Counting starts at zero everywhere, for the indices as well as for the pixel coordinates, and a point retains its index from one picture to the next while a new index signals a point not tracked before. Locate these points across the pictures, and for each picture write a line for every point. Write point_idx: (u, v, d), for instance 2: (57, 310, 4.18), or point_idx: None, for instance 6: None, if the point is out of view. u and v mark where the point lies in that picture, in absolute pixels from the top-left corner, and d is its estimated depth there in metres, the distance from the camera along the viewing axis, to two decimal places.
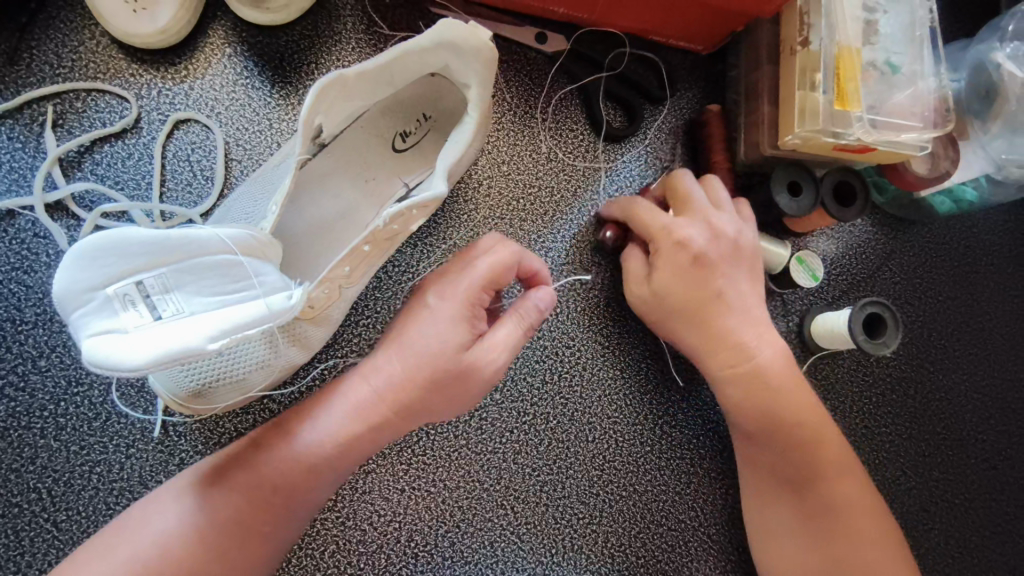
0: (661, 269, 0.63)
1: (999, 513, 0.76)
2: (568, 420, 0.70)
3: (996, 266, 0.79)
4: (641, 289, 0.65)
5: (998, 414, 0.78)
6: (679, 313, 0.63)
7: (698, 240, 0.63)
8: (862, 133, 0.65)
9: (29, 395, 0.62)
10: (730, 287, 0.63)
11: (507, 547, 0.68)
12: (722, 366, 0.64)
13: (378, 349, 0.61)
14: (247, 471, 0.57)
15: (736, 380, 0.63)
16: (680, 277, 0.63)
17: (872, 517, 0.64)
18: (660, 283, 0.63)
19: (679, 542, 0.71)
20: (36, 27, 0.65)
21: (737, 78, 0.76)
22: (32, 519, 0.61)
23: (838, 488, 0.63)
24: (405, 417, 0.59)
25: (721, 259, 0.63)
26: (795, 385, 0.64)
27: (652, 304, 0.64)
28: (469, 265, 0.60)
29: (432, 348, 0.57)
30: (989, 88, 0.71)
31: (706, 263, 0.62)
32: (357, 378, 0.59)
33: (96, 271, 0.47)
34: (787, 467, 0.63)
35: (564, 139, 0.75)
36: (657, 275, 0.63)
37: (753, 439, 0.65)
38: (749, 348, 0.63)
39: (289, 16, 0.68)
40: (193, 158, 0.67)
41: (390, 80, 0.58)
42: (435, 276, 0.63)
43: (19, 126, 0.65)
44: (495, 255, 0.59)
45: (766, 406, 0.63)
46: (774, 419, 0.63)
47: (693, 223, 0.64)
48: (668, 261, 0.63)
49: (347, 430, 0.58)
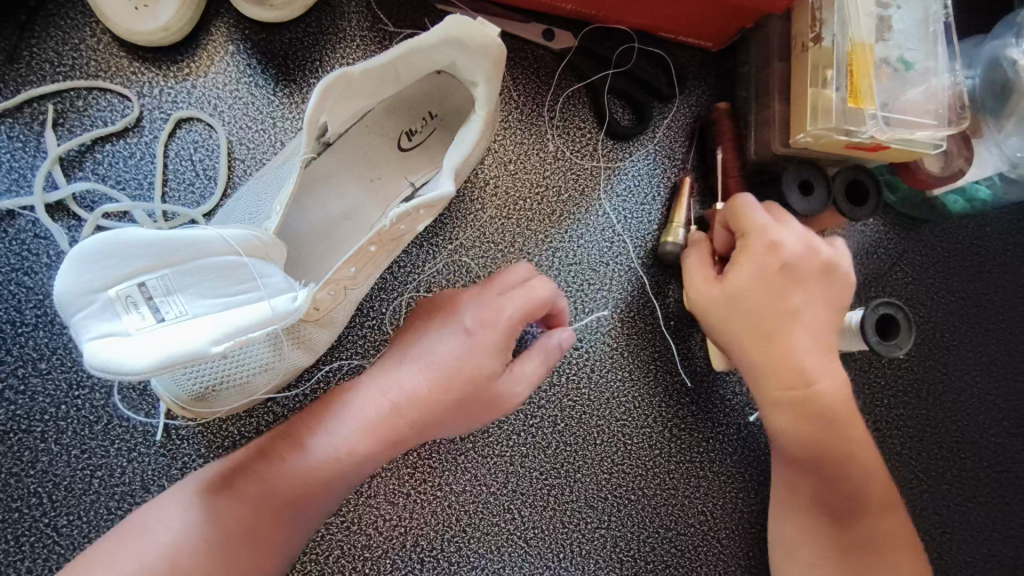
0: (740, 266, 0.60)
1: (1013, 516, 0.75)
2: (576, 422, 0.69)
3: (1011, 266, 0.78)
4: (710, 286, 0.62)
5: (1011, 416, 0.76)
6: (760, 322, 0.60)
7: (791, 244, 0.60)
8: (876, 131, 0.64)
9: (29, 398, 0.61)
10: (808, 305, 0.61)
11: (514, 552, 0.67)
12: (774, 387, 0.61)
13: (394, 361, 0.60)
14: (257, 479, 0.56)
15: (787, 402, 0.61)
16: (764, 283, 0.60)
17: (898, 534, 0.62)
18: (735, 277, 0.60)
19: (688, 547, 0.70)
20: (36, 25, 0.64)
21: (747, 75, 0.75)
22: (32, 524, 0.60)
23: (866, 508, 0.62)
24: (418, 428, 0.58)
25: (811, 276, 0.60)
26: (839, 405, 0.62)
27: (725, 295, 0.61)
28: (500, 293, 0.60)
29: (456, 367, 0.58)
30: (1004, 85, 0.70)
31: (793, 272, 0.60)
32: (373, 389, 0.59)
33: (98, 273, 0.46)
34: (810, 479, 0.63)
35: (572, 137, 0.73)
36: (737, 275, 0.60)
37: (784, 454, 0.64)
38: (805, 373, 0.61)
39: (293, 13, 0.67)
40: (196, 157, 0.66)
41: (396, 77, 0.57)
42: (456, 296, 0.62)
43: (20, 124, 0.64)
44: (530, 287, 0.60)
45: (802, 422, 0.62)
46: (812, 437, 0.62)
47: (790, 228, 0.61)
48: (756, 263, 0.60)
49: (361, 441, 0.57)
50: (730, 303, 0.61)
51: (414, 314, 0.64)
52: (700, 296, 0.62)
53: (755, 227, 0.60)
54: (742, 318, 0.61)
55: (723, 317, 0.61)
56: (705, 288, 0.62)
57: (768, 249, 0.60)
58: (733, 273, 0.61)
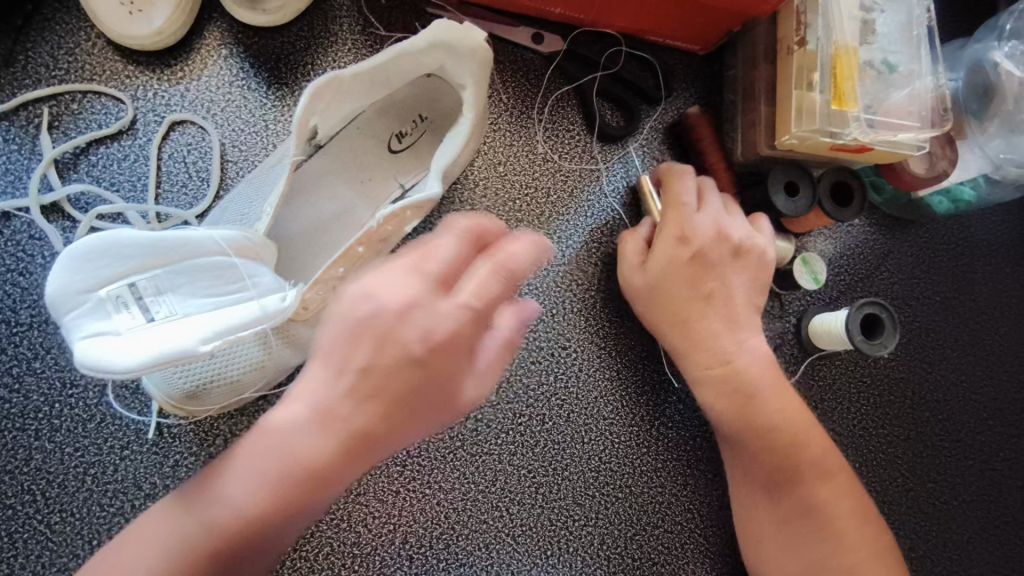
0: (659, 252, 0.66)
1: (996, 514, 0.76)
2: (563, 421, 0.70)
3: (994, 266, 0.79)
4: (637, 271, 0.67)
5: (996, 415, 0.77)
6: (683, 309, 0.65)
7: (702, 234, 0.65)
8: (859, 133, 0.65)
9: (23, 396, 0.62)
10: (726, 291, 0.65)
11: (502, 549, 0.67)
12: (699, 369, 0.65)
13: (313, 389, 0.49)
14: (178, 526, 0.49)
15: (741, 386, 0.64)
16: (676, 273, 0.65)
17: (861, 526, 0.63)
18: (655, 263, 0.66)
19: (675, 544, 0.71)
20: (32, 29, 0.65)
21: (734, 79, 0.76)
22: (26, 521, 0.60)
23: (825, 503, 0.63)
24: (349, 467, 0.50)
25: (723, 261, 0.65)
26: (773, 390, 0.64)
27: (646, 280, 0.66)
28: (440, 298, 0.48)
29: (400, 368, 0.48)
30: (987, 87, 0.72)
31: (704, 261, 0.65)
32: (295, 425, 0.49)
33: (89, 273, 0.47)
34: (765, 471, 0.63)
35: (560, 140, 0.74)
36: (653, 264, 0.66)
37: (732, 446, 0.65)
38: (727, 353, 0.64)
39: (285, 17, 0.68)
40: (188, 160, 0.67)
41: (387, 81, 0.58)
42: (383, 302, 0.48)
43: (15, 127, 0.65)
44: (480, 284, 0.48)
45: (743, 410, 0.64)
46: (750, 422, 0.64)
47: (706, 218, 0.66)
48: (668, 253, 0.65)
49: (283, 487, 0.49)
50: (651, 287, 0.66)
51: (337, 318, 0.49)
52: (626, 275, 0.68)
53: (674, 215, 0.66)
54: (660, 305, 0.66)
55: (648, 304, 0.66)
56: (631, 271, 0.67)
57: (678, 240, 0.65)
58: (654, 257, 0.66)
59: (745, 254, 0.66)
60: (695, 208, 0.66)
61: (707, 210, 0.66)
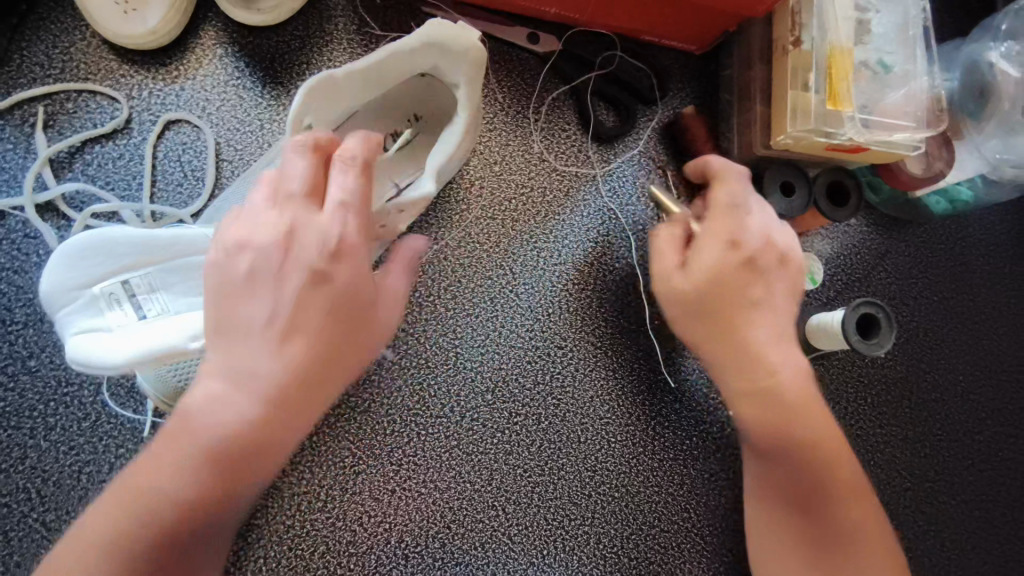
0: (705, 252, 0.59)
1: (995, 514, 0.75)
2: (559, 420, 0.70)
3: (991, 266, 0.79)
4: (676, 274, 0.60)
5: (994, 415, 0.77)
6: (724, 317, 0.58)
7: (752, 238, 0.59)
8: (854, 133, 0.65)
9: (18, 395, 0.62)
10: (772, 301, 0.59)
11: (498, 548, 0.67)
12: (737, 379, 0.59)
13: (238, 334, 0.47)
14: (111, 537, 0.43)
15: (783, 402, 0.58)
16: (724, 280, 0.58)
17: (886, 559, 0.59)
18: (703, 267, 0.59)
19: (672, 544, 0.71)
20: (27, 28, 0.65)
21: (730, 79, 0.76)
22: (21, 519, 0.60)
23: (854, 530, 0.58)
24: (293, 412, 0.48)
25: (772, 269, 0.59)
26: (811, 405, 0.59)
27: (688, 284, 0.59)
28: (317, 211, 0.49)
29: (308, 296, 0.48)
30: (982, 88, 0.72)
31: (757, 271, 0.58)
32: (222, 381, 0.47)
33: (82, 270, 0.48)
34: (797, 494, 0.59)
35: (556, 139, 0.74)
36: (697, 268, 0.59)
37: (769, 464, 0.60)
38: (774, 366, 0.58)
39: (280, 16, 0.68)
40: (184, 159, 0.67)
41: (380, 81, 0.58)
42: (249, 240, 0.48)
43: (10, 126, 0.65)
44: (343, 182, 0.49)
45: (774, 417, 0.58)
46: (787, 437, 0.58)
47: (758, 221, 0.60)
48: (718, 257, 0.58)
49: (228, 448, 0.46)
50: (692, 293, 0.59)
51: (211, 272, 0.48)
52: (665, 277, 0.61)
53: (723, 217, 0.60)
54: (713, 311, 0.59)
55: (686, 310, 0.60)
56: (670, 275, 0.61)
57: (728, 244, 0.59)
58: (697, 259, 0.59)
59: (794, 262, 0.60)
60: (744, 208, 0.60)
61: (756, 214, 0.60)
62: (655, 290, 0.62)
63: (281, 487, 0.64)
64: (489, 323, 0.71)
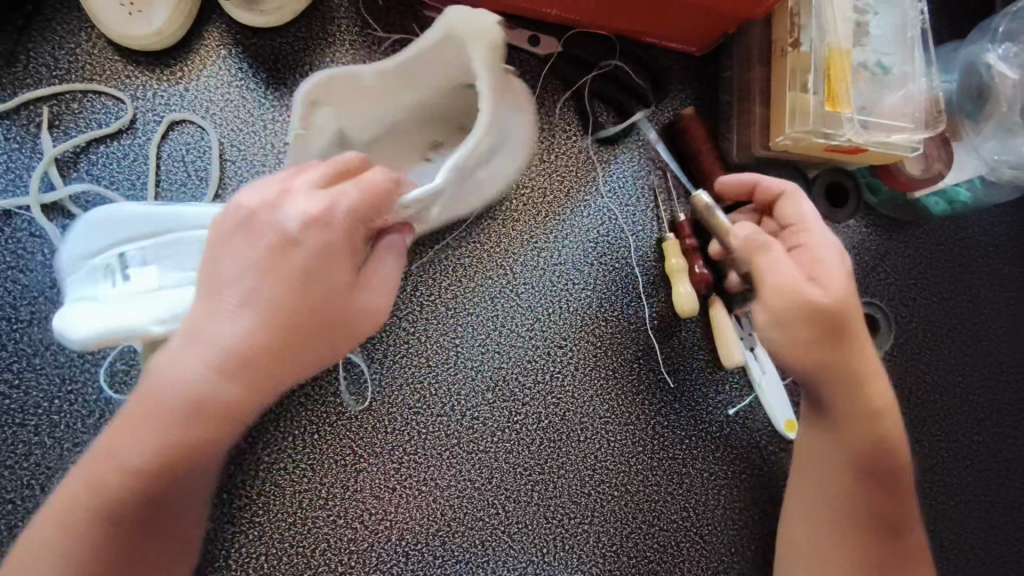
0: (834, 267, 0.56)
1: (993, 514, 0.76)
2: (560, 419, 0.71)
3: (990, 267, 0.80)
4: (816, 289, 0.55)
5: (992, 416, 0.78)
6: (847, 334, 0.56)
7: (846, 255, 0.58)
8: (852, 134, 0.65)
9: (23, 391, 0.63)
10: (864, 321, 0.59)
11: (498, 546, 0.68)
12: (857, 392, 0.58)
13: (214, 311, 0.47)
14: (84, 517, 0.45)
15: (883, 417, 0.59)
16: (850, 297, 0.56)
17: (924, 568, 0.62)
18: (836, 281, 0.55)
19: (670, 542, 0.71)
20: (34, 29, 0.66)
21: (729, 80, 0.76)
22: (25, 515, 0.61)
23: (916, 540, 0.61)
24: (262, 377, 0.48)
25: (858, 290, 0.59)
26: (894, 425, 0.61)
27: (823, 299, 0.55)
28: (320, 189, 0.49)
29: (289, 280, 0.47)
30: (981, 89, 0.73)
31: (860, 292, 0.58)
32: (191, 350, 0.46)
33: (92, 242, 0.58)
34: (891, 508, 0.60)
35: (557, 140, 0.75)
36: (834, 283, 0.55)
37: (870, 477, 0.59)
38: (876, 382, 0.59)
39: (283, 17, 0.69)
40: (188, 159, 0.67)
41: (412, 80, 0.60)
42: (246, 205, 0.48)
43: (16, 126, 0.65)
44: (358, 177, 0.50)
45: (872, 431, 0.59)
46: (881, 451, 0.59)
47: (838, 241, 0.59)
48: (841, 272, 0.56)
49: (196, 412, 0.46)
50: (830, 310, 0.55)
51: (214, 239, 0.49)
52: (801, 292, 0.55)
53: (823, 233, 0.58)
54: (842, 329, 0.56)
55: (822, 326, 0.55)
56: (805, 291, 0.55)
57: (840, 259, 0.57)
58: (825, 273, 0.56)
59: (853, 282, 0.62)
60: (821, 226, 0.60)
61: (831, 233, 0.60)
62: (767, 302, 0.56)
63: (284, 484, 0.65)
64: (489, 323, 0.71)
